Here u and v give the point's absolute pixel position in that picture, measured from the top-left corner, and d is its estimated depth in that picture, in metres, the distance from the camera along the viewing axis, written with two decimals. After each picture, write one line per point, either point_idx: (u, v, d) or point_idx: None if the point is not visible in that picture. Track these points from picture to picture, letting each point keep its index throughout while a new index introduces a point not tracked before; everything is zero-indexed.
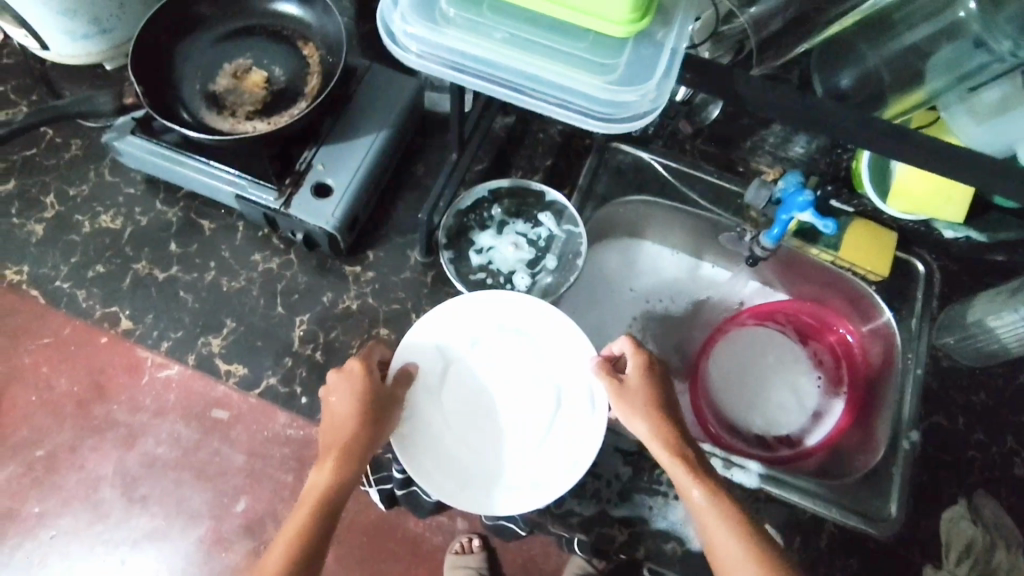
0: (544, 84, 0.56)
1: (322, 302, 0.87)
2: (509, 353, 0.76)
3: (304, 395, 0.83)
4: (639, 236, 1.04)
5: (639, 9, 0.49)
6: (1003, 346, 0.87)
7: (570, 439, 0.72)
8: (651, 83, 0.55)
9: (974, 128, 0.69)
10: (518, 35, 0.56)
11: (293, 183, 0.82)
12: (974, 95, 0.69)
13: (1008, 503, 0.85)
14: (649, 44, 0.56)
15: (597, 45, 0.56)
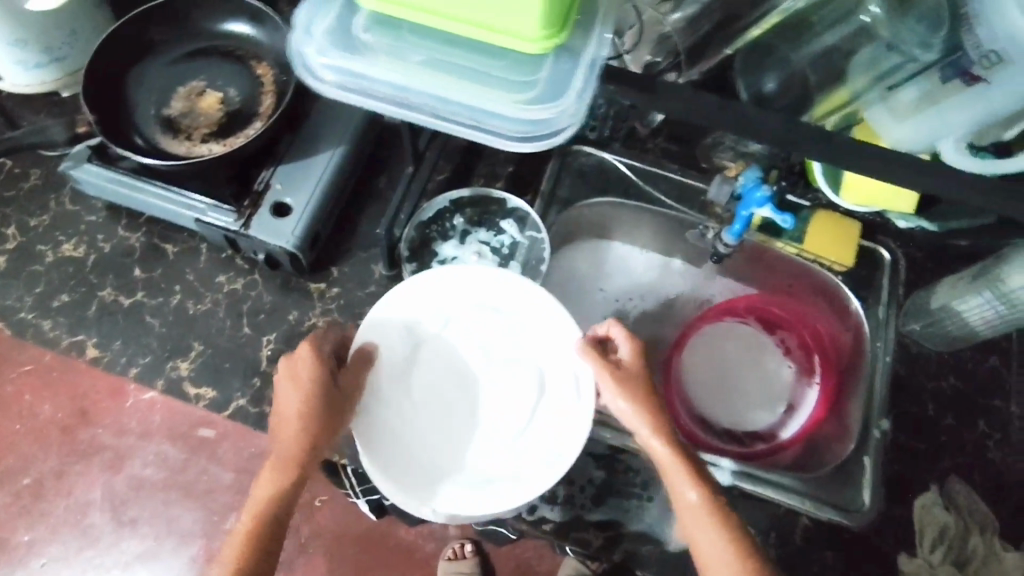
0: (466, 106, 0.57)
1: (289, 321, 0.87)
2: (487, 333, 0.76)
3: (274, 414, 0.83)
4: (607, 237, 1.04)
5: (552, 26, 0.50)
6: (970, 329, 0.87)
7: (547, 432, 0.72)
8: (570, 99, 0.55)
9: (895, 127, 0.68)
10: (435, 57, 0.55)
11: (252, 205, 0.83)
12: (893, 94, 0.67)
13: (982, 488, 0.85)
14: (569, 56, 0.56)
15: (516, 61, 0.55)
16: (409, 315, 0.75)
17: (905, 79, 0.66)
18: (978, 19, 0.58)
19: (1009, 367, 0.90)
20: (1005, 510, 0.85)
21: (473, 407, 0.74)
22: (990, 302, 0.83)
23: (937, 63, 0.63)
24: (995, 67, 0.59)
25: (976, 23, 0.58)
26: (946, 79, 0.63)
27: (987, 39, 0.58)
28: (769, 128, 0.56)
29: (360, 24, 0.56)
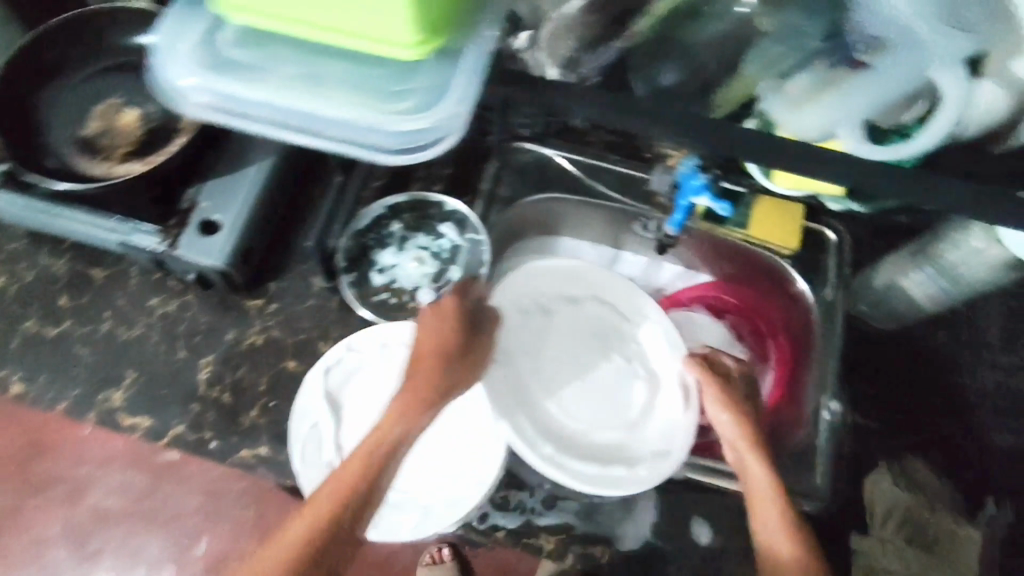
0: (342, 120, 0.54)
1: (227, 341, 0.84)
2: (599, 326, 0.87)
3: (214, 439, 0.80)
4: (554, 233, 1.03)
5: (424, 29, 0.47)
6: (913, 305, 0.88)
7: (660, 428, 0.81)
8: (448, 104, 0.52)
9: (796, 120, 0.60)
10: (303, 71, 0.53)
11: (179, 223, 0.79)
12: (790, 86, 0.62)
13: (934, 461, 0.86)
14: (449, 57, 0.53)
15: (391, 69, 0.53)
16: (537, 293, 0.87)
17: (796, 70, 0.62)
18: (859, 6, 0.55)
19: (959, 340, 0.90)
20: (962, 483, 0.85)
21: (544, 389, 0.82)
22: (932, 278, 0.84)
23: (822, 57, 0.60)
24: (880, 52, 0.54)
25: (857, 9, 0.55)
26: (833, 70, 0.59)
27: (866, 25, 0.54)
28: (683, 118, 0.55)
29: (226, 44, 0.54)
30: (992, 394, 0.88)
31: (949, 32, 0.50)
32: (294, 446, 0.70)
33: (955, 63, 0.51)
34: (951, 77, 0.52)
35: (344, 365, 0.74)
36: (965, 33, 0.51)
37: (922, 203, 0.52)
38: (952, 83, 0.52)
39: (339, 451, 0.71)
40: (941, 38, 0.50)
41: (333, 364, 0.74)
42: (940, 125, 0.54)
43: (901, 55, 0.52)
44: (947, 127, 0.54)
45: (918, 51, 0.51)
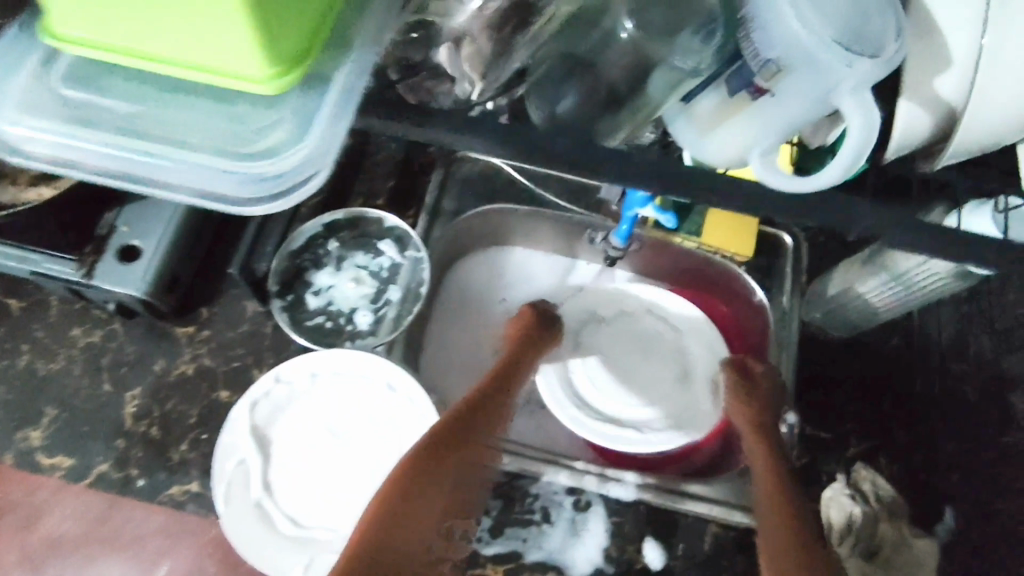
0: (189, 164, 0.47)
1: (155, 372, 0.80)
2: (631, 327, 0.92)
3: (140, 477, 0.76)
4: (507, 243, 0.97)
5: (277, 60, 0.42)
6: (868, 309, 0.84)
7: (680, 412, 0.87)
8: (311, 143, 0.46)
9: (704, 145, 0.54)
10: (146, 110, 0.46)
11: (95, 251, 0.73)
12: (692, 105, 0.55)
13: (888, 471, 0.82)
14: (316, 89, 0.46)
15: (250, 103, 0.46)
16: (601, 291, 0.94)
17: (697, 86, 0.54)
18: (754, 22, 0.47)
19: (912, 345, 0.87)
20: (917, 496, 0.81)
21: (614, 368, 0.89)
22: (888, 284, 0.79)
23: (721, 73, 0.52)
24: (778, 77, 0.47)
25: (751, 27, 0.47)
26: (734, 92, 0.51)
27: (764, 45, 0.46)
28: (590, 146, 0.48)
29: (55, 78, 0.47)
30: (946, 402, 0.83)
31: (851, 57, 0.43)
32: (219, 487, 0.66)
33: (863, 88, 0.44)
34: (858, 104, 0.44)
35: (273, 398, 0.69)
36: (870, 56, 0.43)
37: (846, 221, 0.47)
38: (856, 112, 0.44)
39: (268, 489, 0.67)
40: (840, 66, 0.44)
41: (262, 396, 0.69)
42: (844, 158, 0.44)
43: (807, 78, 0.46)
44: (850, 164, 0.44)
45: (824, 73, 0.45)
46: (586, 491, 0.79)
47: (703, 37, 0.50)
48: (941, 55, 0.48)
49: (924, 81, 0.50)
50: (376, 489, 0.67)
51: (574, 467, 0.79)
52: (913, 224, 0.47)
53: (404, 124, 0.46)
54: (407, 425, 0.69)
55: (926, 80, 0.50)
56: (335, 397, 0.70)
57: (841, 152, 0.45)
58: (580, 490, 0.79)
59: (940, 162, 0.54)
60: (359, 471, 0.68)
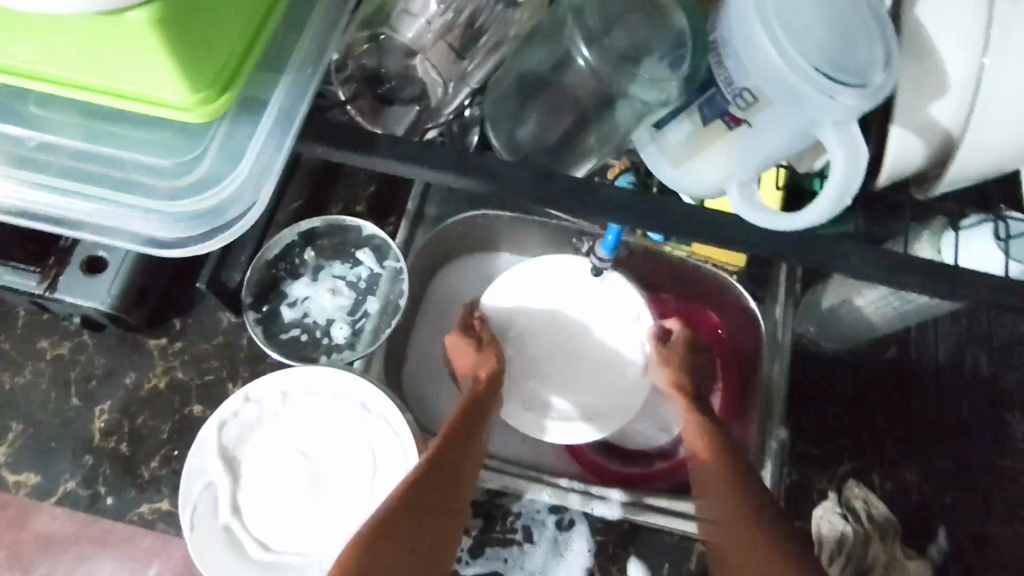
0: (109, 202, 0.44)
1: (126, 385, 0.77)
2: (577, 310, 0.81)
3: (109, 494, 0.73)
4: (493, 249, 0.88)
5: (203, 85, 0.39)
6: (867, 323, 0.80)
7: (607, 391, 0.79)
8: (239, 179, 0.43)
9: (676, 175, 0.51)
10: (73, 148, 0.44)
11: (58, 263, 0.71)
12: (661, 134, 0.51)
13: (884, 492, 0.79)
14: (246, 120, 0.44)
15: (172, 136, 0.43)
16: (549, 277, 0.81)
17: (665, 115, 0.50)
18: (726, 49, 0.44)
19: (908, 357, 0.83)
20: (907, 516, 0.78)
21: (577, 380, 0.79)
22: (886, 297, 0.75)
23: (692, 101, 0.48)
24: (754, 107, 0.44)
25: (723, 54, 0.44)
26: (706, 122, 0.48)
27: (737, 73, 0.44)
28: (553, 173, 0.46)
29: None
30: (940, 417, 0.81)
31: (831, 88, 0.40)
32: (185, 511, 0.64)
33: (847, 120, 0.42)
34: (841, 139, 0.42)
35: (242, 418, 0.67)
36: (851, 86, 0.40)
37: (822, 258, 0.46)
38: (839, 148, 0.42)
39: (237, 512, 0.65)
40: (820, 97, 0.41)
41: (231, 416, 0.67)
42: (827, 197, 0.43)
43: (787, 113, 0.43)
44: (836, 200, 0.43)
45: (806, 106, 0.42)
46: (569, 509, 0.76)
47: (670, 64, 0.47)
48: (936, 76, 0.47)
49: (917, 105, 0.48)
50: (345, 515, 0.65)
51: (558, 485, 0.76)
52: (883, 259, 0.47)
53: (356, 153, 0.45)
54: (378, 448, 0.66)
55: (922, 104, 0.48)
56: (306, 416, 0.68)
57: (825, 191, 0.43)
58: (562, 509, 0.76)
59: (934, 190, 0.53)
60: (329, 491, 0.66)
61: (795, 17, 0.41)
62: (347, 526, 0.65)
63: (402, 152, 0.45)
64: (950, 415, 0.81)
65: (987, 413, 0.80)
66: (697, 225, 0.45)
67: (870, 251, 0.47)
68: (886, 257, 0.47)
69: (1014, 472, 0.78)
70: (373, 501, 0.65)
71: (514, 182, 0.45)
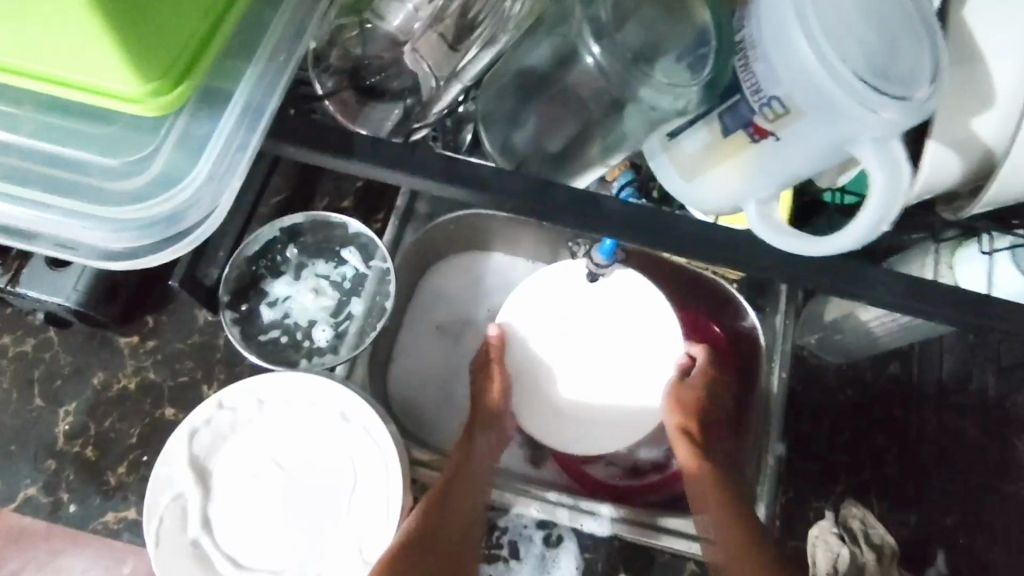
0: (47, 207, 0.40)
1: (93, 385, 0.73)
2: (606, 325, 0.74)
3: (71, 502, 0.70)
4: (487, 249, 0.85)
5: (153, 76, 0.35)
6: (870, 339, 0.76)
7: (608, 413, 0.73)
8: (196, 182, 0.39)
9: (689, 189, 0.48)
10: (12, 144, 0.40)
11: (22, 255, 0.67)
12: (674, 143, 0.48)
13: (880, 513, 0.76)
14: (207, 114, 0.40)
15: (121, 131, 0.39)
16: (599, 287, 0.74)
17: (682, 124, 0.46)
18: (756, 51, 0.40)
19: (911, 373, 0.80)
20: (905, 538, 0.75)
21: (603, 398, 0.73)
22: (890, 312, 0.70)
23: (712, 110, 0.44)
24: (783, 119, 0.41)
25: (752, 57, 0.40)
26: (728, 133, 0.44)
27: (767, 81, 0.40)
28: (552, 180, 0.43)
29: None
30: (942, 436, 0.78)
31: (875, 102, 0.37)
32: (150, 524, 0.61)
33: (889, 137, 0.38)
34: (881, 159, 0.39)
35: (215, 425, 0.64)
36: (896, 100, 0.37)
37: (832, 279, 0.43)
38: (880, 168, 0.39)
39: (207, 527, 0.62)
40: (861, 111, 0.37)
41: (203, 424, 0.63)
42: (869, 218, 0.40)
43: (817, 126, 0.39)
44: (876, 223, 0.40)
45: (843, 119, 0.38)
46: (558, 525, 0.73)
47: (690, 66, 0.43)
48: (983, 88, 0.44)
49: (956, 118, 0.45)
50: (318, 534, 0.62)
51: (546, 499, 0.72)
52: (902, 282, 0.44)
53: (337, 157, 0.41)
54: (358, 462, 0.63)
55: (962, 117, 0.45)
56: (282, 425, 0.64)
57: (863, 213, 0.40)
58: (550, 524, 0.73)
59: (970, 212, 0.50)
60: (303, 507, 0.63)
61: (837, 17, 0.37)
62: (321, 544, 0.61)
63: (384, 155, 0.41)
64: (952, 435, 0.78)
65: (993, 434, 0.78)
66: (704, 244, 0.42)
67: (891, 272, 0.44)
68: (905, 280, 0.44)
69: (1017, 496, 0.76)
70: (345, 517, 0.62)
71: (507, 192, 0.42)
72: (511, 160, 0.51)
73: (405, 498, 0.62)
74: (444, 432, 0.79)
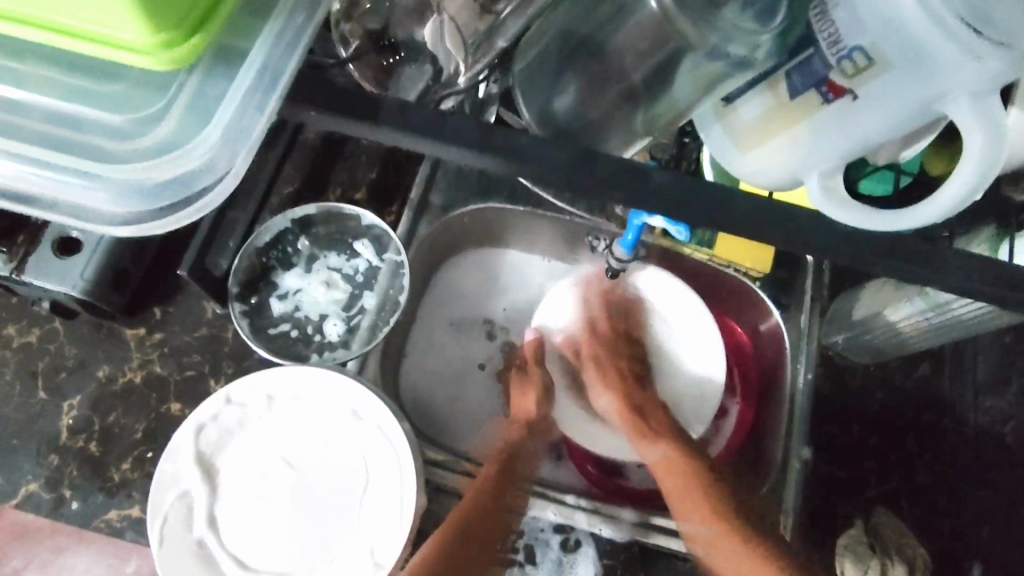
0: (55, 168, 0.38)
1: (99, 378, 0.71)
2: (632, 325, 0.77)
3: (74, 498, 0.67)
4: (503, 244, 0.82)
5: (163, 26, 0.33)
6: (900, 340, 0.73)
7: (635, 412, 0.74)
8: (209, 143, 0.37)
9: (743, 158, 0.45)
10: (17, 101, 0.38)
11: (27, 241, 0.65)
12: (729, 109, 0.45)
13: (910, 519, 0.72)
14: (222, 73, 0.38)
15: (130, 88, 0.37)
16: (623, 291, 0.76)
17: (743, 86, 0.43)
18: None
19: (943, 375, 0.77)
20: (938, 545, 0.72)
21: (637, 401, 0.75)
22: (921, 310, 0.66)
23: (779, 67, 0.41)
24: (865, 73, 0.37)
25: (831, 4, 0.37)
26: (794, 94, 0.40)
27: (847, 29, 0.36)
28: (590, 153, 0.40)
29: None
30: (978, 442, 0.75)
31: (978, 48, 0.32)
32: (154, 523, 0.58)
33: (988, 92, 0.34)
34: (979, 117, 0.34)
35: (222, 422, 0.61)
36: (1001, 47, 0.32)
37: (877, 264, 0.40)
38: (978, 129, 0.34)
39: (213, 526, 0.59)
40: (963, 59, 0.33)
41: (210, 420, 0.61)
42: (957, 189, 0.35)
43: (902, 80, 0.36)
44: (964, 195, 0.35)
45: (936, 71, 0.34)
46: (575, 529, 0.69)
47: (760, 13, 0.39)
48: None
49: None
50: (329, 536, 0.59)
51: (564, 503, 0.68)
52: (964, 269, 0.41)
53: (359, 124, 0.38)
54: (373, 460, 0.60)
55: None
56: (293, 421, 0.62)
57: (952, 179, 0.35)
58: (568, 528, 0.69)
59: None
60: (312, 508, 0.60)
61: None
62: (330, 547, 0.59)
63: (407, 122, 0.39)
64: (986, 440, 0.75)
65: None
66: (749, 225, 0.40)
67: (961, 258, 0.41)
68: (963, 269, 0.41)
69: None
70: (360, 515, 0.59)
71: (535, 171, 0.39)
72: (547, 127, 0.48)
73: (420, 499, 0.59)
74: (459, 432, 0.77)
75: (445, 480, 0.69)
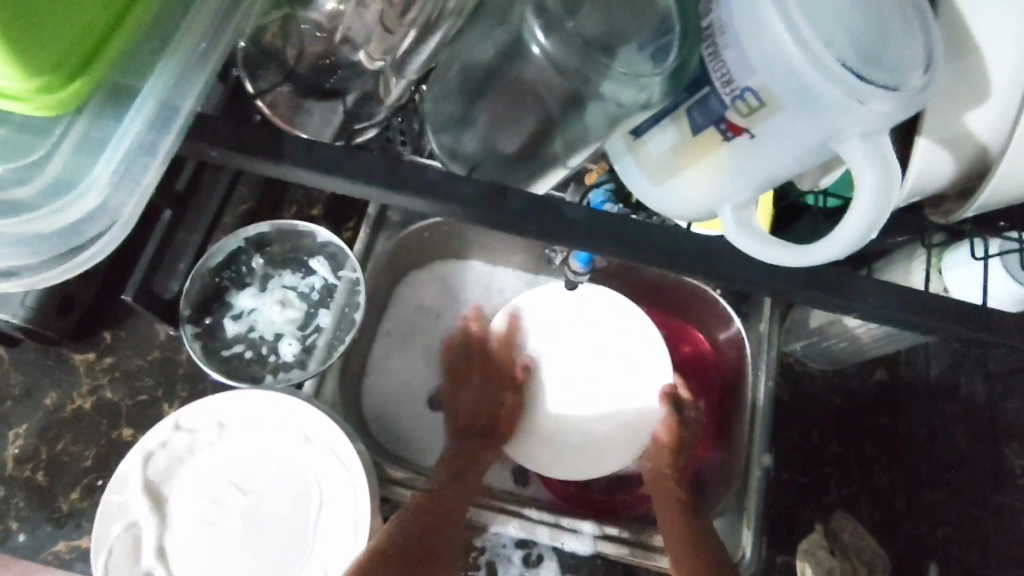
0: None
1: (45, 406, 0.69)
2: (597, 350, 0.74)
3: (20, 530, 0.65)
4: (463, 257, 0.82)
5: (38, 70, 0.32)
6: (855, 348, 0.73)
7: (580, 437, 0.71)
8: (100, 190, 0.37)
9: (658, 190, 0.45)
10: None
11: None
12: (639, 142, 0.45)
13: (870, 522, 0.73)
14: (112, 114, 0.37)
15: (10, 133, 0.36)
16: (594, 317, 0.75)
17: (645, 120, 0.43)
18: (724, 36, 0.37)
19: (898, 380, 0.78)
20: (898, 548, 0.73)
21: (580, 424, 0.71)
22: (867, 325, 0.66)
23: (679, 104, 0.41)
24: (759, 112, 0.37)
25: (720, 43, 0.37)
26: (697, 129, 0.40)
27: (739, 70, 0.36)
28: (509, 187, 0.40)
29: None
30: (932, 446, 0.76)
31: (864, 91, 0.33)
32: (99, 555, 0.57)
33: (877, 131, 0.35)
34: (869, 153, 0.35)
35: (171, 449, 0.60)
36: (886, 91, 0.33)
37: (793, 297, 0.41)
38: (869, 166, 0.35)
39: (162, 557, 0.58)
40: (850, 103, 0.34)
41: (158, 447, 0.60)
42: (853, 225, 0.36)
43: (793, 119, 0.36)
44: (861, 232, 0.36)
45: (824, 114, 0.35)
46: (537, 544, 0.69)
47: (654, 55, 0.40)
48: (976, 81, 0.42)
49: (947, 116, 0.43)
50: (274, 566, 0.58)
51: (526, 517, 0.68)
52: (895, 294, 0.42)
53: (262, 162, 0.39)
54: (320, 484, 0.60)
55: (955, 114, 0.43)
56: (241, 451, 0.61)
57: (848, 218, 0.36)
58: (529, 543, 0.69)
59: (959, 215, 0.47)
60: (264, 536, 0.59)
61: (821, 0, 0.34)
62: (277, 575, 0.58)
63: (320, 159, 0.39)
64: (942, 444, 0.76)
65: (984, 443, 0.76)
66: (671, 256, 0.40)
67: (882, 284, 0.42)
68: (899, 293, 0.42)
69: None
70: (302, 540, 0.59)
71: (461, 201, 0.39)
72: (465, 165, 0.49)
73: (374, 522, 0.58)
74: (420, 448, 0.76)
75: (407, 500, 0.67)
